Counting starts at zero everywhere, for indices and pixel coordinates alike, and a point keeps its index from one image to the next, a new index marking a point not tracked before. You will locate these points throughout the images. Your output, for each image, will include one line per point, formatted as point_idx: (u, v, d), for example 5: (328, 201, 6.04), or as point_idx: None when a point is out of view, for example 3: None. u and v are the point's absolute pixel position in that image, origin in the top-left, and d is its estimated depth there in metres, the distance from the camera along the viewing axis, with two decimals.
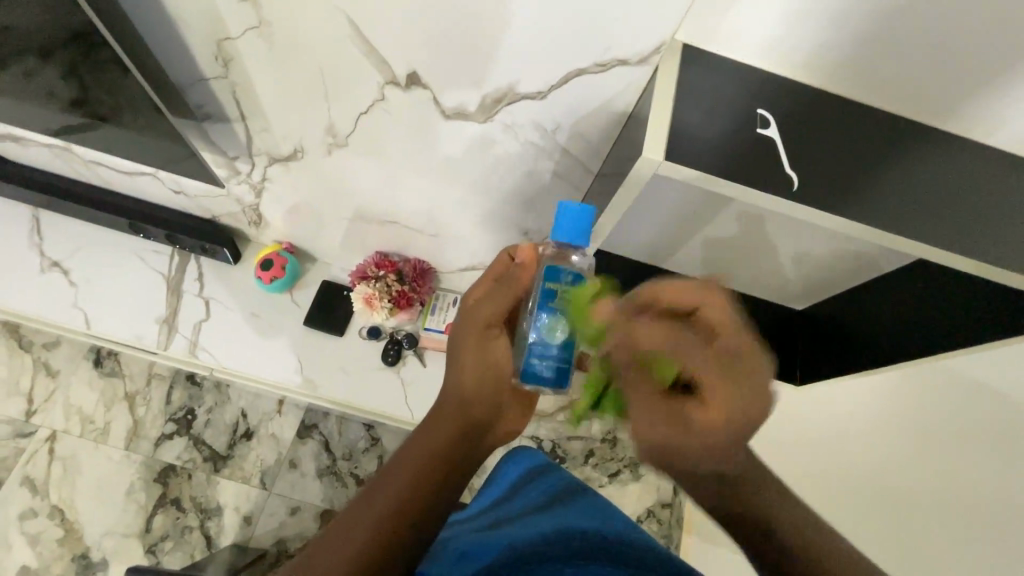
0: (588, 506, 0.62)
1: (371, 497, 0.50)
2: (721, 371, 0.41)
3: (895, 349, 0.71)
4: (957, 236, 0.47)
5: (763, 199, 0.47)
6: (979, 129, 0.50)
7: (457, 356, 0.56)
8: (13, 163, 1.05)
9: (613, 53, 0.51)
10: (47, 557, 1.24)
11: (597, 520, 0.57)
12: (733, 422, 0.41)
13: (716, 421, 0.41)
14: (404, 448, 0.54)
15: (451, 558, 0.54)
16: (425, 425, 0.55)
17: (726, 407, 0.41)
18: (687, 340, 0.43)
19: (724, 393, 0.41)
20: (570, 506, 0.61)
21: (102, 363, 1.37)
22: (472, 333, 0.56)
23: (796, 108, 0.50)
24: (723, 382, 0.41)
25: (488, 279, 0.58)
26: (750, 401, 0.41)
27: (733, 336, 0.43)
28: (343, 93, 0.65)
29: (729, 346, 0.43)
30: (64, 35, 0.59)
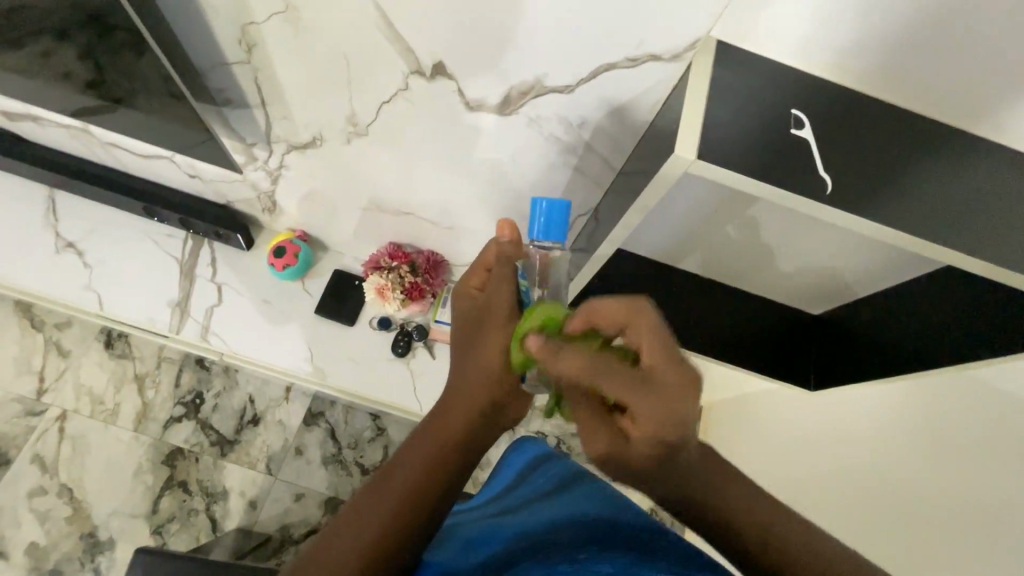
0: (596, 492, 0.59)
1: (382, 484, 0.50)
2: (640, 401, 0.42)
3: (916, 356, 0.70)
4: (993, 245, 0.46)
5: (795, 201, 0.46)
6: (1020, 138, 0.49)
7: (467, 342, 0.57)
8: (30, 143, 1.05)
9: (646, 48, 0.51)
10: (56, 535, 1.25)
11: (605, 501, 0.56)
12: (655, 440, 0.43)
13: (645, 438, 0.44)
14: (417, 433, 0.55)
15: (460, 550, 0.52)
16: (436, 411, 0.55)
17: (647, 428, 0.43)
18: (607, 372, 0.43)
19: (647, 416, 0.42)
20: (576, 490, 0.60)
21: (113, 344, 1.38)
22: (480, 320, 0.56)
23: (831, 109, 0.49)
24: (643, 408, 0.42)
25: (483, 266, 0.60)
26: (669, 422, 0.42)
27: (658, 354, 0.43)
28: (365, 82, 0.64)
29: (652, 366, 0.43)
30: (88, 15, 0.58)
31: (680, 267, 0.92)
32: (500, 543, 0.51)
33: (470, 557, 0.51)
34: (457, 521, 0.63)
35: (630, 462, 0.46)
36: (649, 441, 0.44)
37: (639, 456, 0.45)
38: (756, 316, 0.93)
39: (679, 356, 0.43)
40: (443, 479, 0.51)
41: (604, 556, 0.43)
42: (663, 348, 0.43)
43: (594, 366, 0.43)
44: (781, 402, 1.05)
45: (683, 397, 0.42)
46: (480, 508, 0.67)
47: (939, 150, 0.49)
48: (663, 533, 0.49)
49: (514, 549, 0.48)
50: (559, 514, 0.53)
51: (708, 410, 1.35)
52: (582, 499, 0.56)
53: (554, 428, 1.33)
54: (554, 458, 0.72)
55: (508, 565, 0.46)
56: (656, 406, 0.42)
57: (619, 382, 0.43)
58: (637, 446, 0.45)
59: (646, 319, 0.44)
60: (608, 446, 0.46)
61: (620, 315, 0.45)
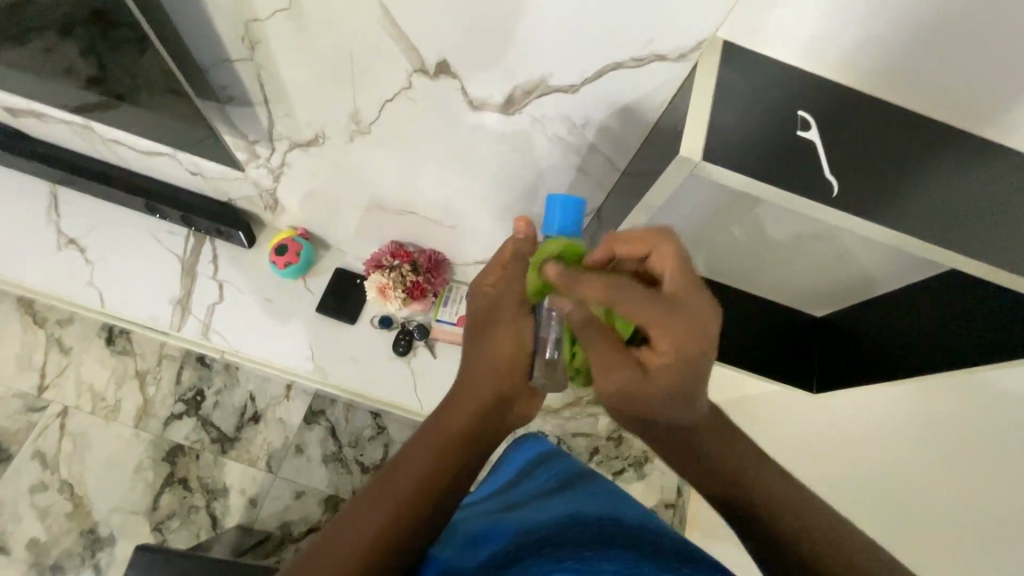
0: (601, 490, 0.58)
1: (385, 485, 0.50)
2: (670, 324, 0.43)
3: (920, 359, 0.70)
4: (1001, 249, 0.46)
5: (802, 203, 0.46)
6: None
7: (482, 342, 0.58)
8: (32, 139, 1.05)
9: (652, 47, 0.50)
10: (56, 531, 1.25)
11: (609, 498, 0.56)
12: (679, 366, 0.45)
13: (668, 363, 0.45)
14: (426, 430, 0.56)
15: (465, 544, 0.52)
16: (445, 405, 0.57)
17: (670, 351, 0.44)
18: (631, 292, 0.42)
19: (671, 340, 0.44)
20: (581, 487, 0.59)
21: (114, 341, 1.38)
22: (496, 320, 0.57)
23: (839, 110, 0.49)
24: (671, 332, 0.43)
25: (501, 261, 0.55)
26: (696, 346, 0.43)
27: (682, 281, 0.43)
28: (368, 80, 0.64)
29: (676, 288, 0.43)
30: (90, 10, 0.58)
31: (683, 268, 0.92)
32: (503, 538, 0.51)
33: (474, 552, 0.50)
34: (460, 516, 0.63)
35: (648, 387, 0.47)
36: (672, 367, 0.45)
37: (658, 384, 0.47)
38: (759, 318, 0.93)
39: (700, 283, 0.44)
40: (446, 481, 0.52)
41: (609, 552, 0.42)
42: (684, 273, 0.43)
43: (618, 288, 0.41)
44: (783, 403, 1.05)
45: (707, 327, 0.43)
46: (482, 505, 0.67)
47: (947, 153, 0.48)
48: (667, 531, 0.49)
49: (517, 544, 0.48)
50: (564, 509, 0.52)
51: (709, 411, 1.35)
52: (585, 496, 0.55)
53: (555, 428, 1.32)
54: (556, 456, 0.72)
55: (512, 558, 0.46)
56: (680, 329, 0.43)
57: (649, 310, 0.42)
58: (658, 375, 0.46)
59: (670, 244, 0.43)
60: (631, 374, 0.47)
61: (645, 242, 0.44)
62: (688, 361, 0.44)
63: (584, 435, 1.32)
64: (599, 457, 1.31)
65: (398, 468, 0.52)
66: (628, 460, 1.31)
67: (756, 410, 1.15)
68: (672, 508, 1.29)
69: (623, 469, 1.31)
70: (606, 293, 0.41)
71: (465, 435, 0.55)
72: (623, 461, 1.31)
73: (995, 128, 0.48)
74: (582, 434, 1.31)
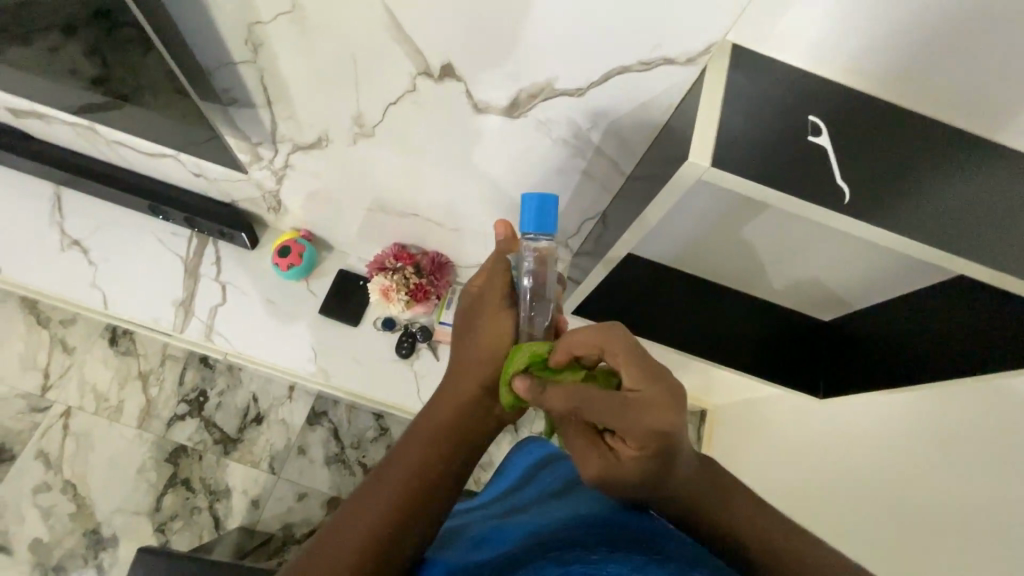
0: None
1: (378, 484, 0.50)
2: (623, 422, 0.44)
3: (927, 365, 0.69)
4: (1016, 258, 0.45)
5: (811, 210, 0.45)
6: None
7: (468, 336, 0.59)
8: (35, 140, 1.05)
9: (660, 51, 0.50)
10: (59, 531, 1.25)
11: None
12: (646, 456, 0.45)
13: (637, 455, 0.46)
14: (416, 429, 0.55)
15: (466, 547, 0.51)
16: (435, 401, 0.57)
17: (634, 443, 0.45)
18: (587, 396, 0.46)
19: (633, 433, 0.44)
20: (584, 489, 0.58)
21: (117, 341, 1.38)
22: (478, 315, 0.59)
23: (849, 114, 0.48)
24: (628, 428, 0.44)
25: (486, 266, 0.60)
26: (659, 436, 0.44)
27: (636, 376, 0.45)
28: (372, 82, 0.63)
29: (631, 387, 0.45)
30: (94, 12, 0.57)
31: (688, 272, 0.91)
32: (504, 540, 0.50)
33: (475, 553, 0.49)
34: (463, 520, 0.62)
35: (624, 481, 0.47)
36: (640, 456, 0.46)
37: (634, 474, 0.47)
38: (765, 322, 0.92)
39: (658, 372, 0.45)
40: (435, 476, 0.51)
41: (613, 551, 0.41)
42: (636, 370, 0.45)
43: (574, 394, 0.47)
44: (788, 407, 1.04)
45: (668, 415, 0.44)
46: (485, 508, 0.66)
47: (959, 158, 0.48)
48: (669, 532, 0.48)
49: (520, 545, 0.47)
50: (566, 512, 0.51)
51: (713, 414, 1.34)
52: (589, 499, 0.54)
53: None
54: (560, 459, 0.70)
55: (513, 560, 0.45)
56: (639, 418, 0.44)
57: (604, 409, 0.45)
58: (630, 463, 0.47)
59: (616, 342, 0.46)
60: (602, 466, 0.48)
61: (595, 344, 0.47)
62: (655, 449, 0.45)
63: None
64: None
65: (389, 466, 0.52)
66: None
67: (761, 413, 1.14)
68: None
69: None
70: (565, 401, 0.47)
71: (450, 429, 0.54)
72: None
73: (1009, 133, 0.47)
74: None
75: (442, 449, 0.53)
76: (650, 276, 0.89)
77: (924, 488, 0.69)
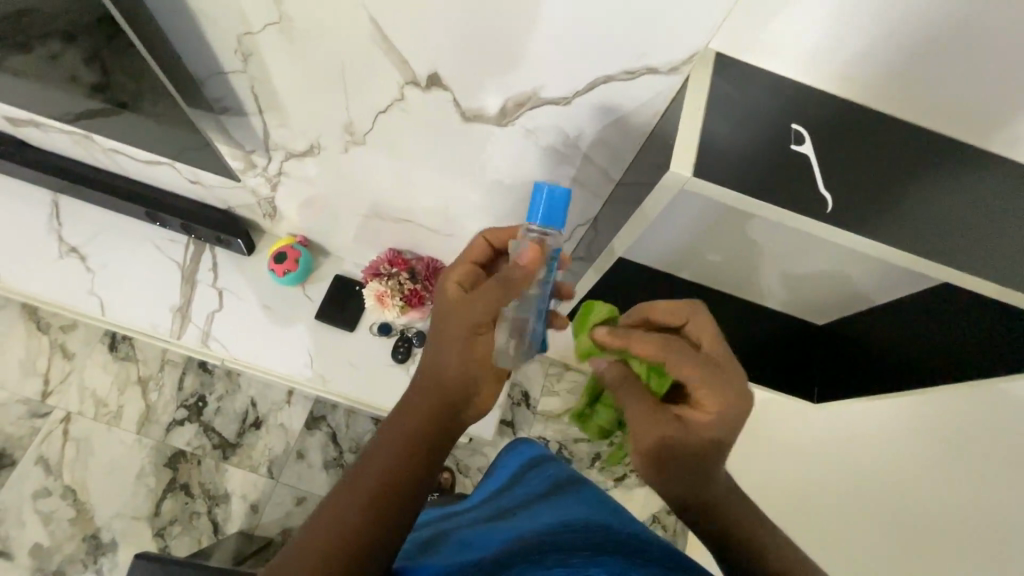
0: (592, 497, 0.57)
1: (352, 489, 0.48)
2: (708, 379, 0.47)
3: (919, 370, 0.69)
4: (1000, 265, 0.45)
5: (794, 219, 0.45)
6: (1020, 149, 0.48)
7: (440, 342, 0.55)
8: (33, 148, 1.06)
9: (643, 61, 0.50)
10: (60, 536, 1.26)
11: (600, 506, 0.54)
12: (717, 422, 0.47)
13: (709, 422, 0.47)
14: (383, 436, 0.53)
15: (453, 550, 0.52)
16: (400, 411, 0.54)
17: (715, 404, 0.47)
18: (682, 348, 0.47)
19: (711, 395, 0.47)
20: (572, 493, 0.58)
21: (117, 347, 1.39)
22: (454, 323, 0.54)
23: (832, 123, 0.48)
24: (713, 390, 0.47)
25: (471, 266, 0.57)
26: (737, 406, 0.46)
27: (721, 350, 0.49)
28: (362, 91, 0.64)
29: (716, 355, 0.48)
30: (87, 24, 0.58)
31: (681, 277, 0.91)
32: (492, 544, 0.50)
33: (461, 557, 0.49)
34: (452, 523, 0.63)
35: (684, 448, 0.48)
36: (712, 422, 0.47)
37: (694, 441, 0.48)
38: (760, 326, 0.92)
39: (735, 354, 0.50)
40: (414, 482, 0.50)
41: (595, 556, 0.41)
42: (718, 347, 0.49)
43: (665, 342, 0.48)
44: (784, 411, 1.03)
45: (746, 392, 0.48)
46: (476, 510, 0.66)
47: (943, 166, 0.48)
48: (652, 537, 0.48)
49: (505, 549, 0.47)
50: (553, 516, 0.51)
51: None
52: (576, 502, 0.54)
53: (556, 434, 1.32)
54: (550, 461, 0.70)
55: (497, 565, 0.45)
56: (721, 381, 0.47)
57: (692, 366, 0.47)
58: (698, 430, 0.48)
59: (704, 316, 0.50)
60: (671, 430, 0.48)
61: (681, 313, 0.51)
62: (727, 421, 0.47)
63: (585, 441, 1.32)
64: (600, 463, 1.31)
65: (364, 470, 0.50)
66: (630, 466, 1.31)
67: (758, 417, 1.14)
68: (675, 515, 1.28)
69: (624, 476, 1.30)
70: (660, 345, 0.47)
71: (421, 436, 0.52)
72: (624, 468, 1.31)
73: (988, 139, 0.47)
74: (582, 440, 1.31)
75: (416, 455, 0.51)
76: (644, 281, 0.90)
77: (920, 494, 0.69)
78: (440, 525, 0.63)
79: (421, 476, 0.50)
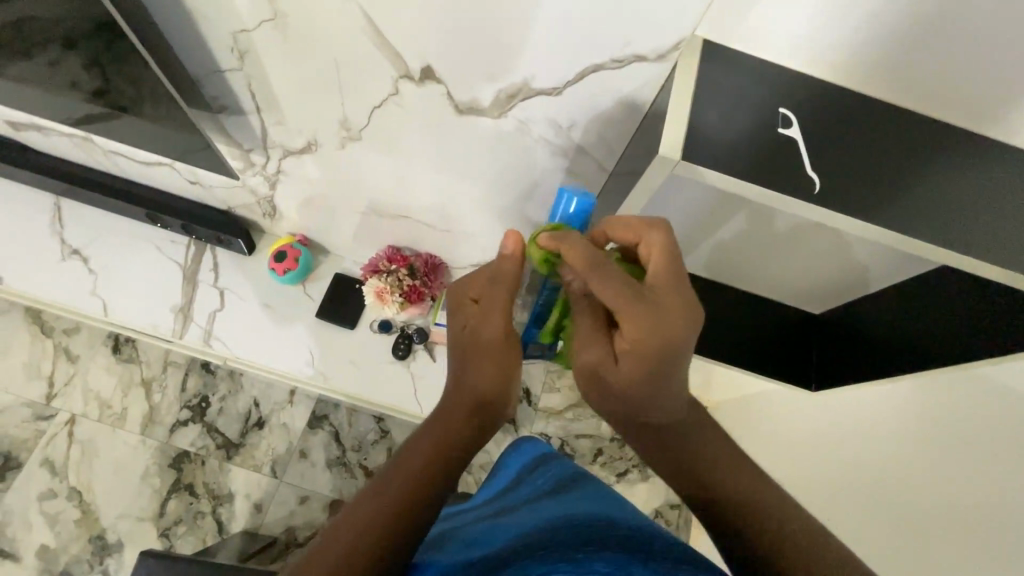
0: (598, 492, 0.54)
1: (352, 511, 0.45)
2: (624, 301, 0.47)
3: (914, 355, 0.69)
4: (990, 244, 0.45)
5: (784, 202, 0.45)
6: (1004, 129, 0.49)
7: (463, 353, 0.56)
8: (35, 152, 1.07)
9: (632, 49, 0.50)
10: (66, 537, 1.26)
11: (607, 500, 0.51)
12: (637, 348, 0.48)
13: (632, 345, 0.48)
14: (410, 442, 0.53)
15: (453, 550, 0.49)
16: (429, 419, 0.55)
17: (630, 335, 0.48)
18: (608, 271, 0.48)
19: (629, 321, 0.47)
20: (579, 488, 0.55)
21: (120, 349, 1.40)
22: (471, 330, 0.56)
23: (818, 106, 0.49)
24: (628, 314, 0.47)
25: (482, 275, 0.58)
26: (653, 333, 0.47)
27: (662, 275, 0.49)
28: (357, 87, 0.64)
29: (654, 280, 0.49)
30: (85, 25, 0.59)
31: None
32: (492, 540, 0.47)
33: (461, 557, 0.46)
34: (454, 522, 0.60)
35: (614, 371, 0.51)
36: (634, 350, 0.48)
37: (622, 370, 0.50)
38: (757, 316, 0.92)
39: (684, 282, 0.49)
40: (428, 489, 0.48)
41: (601, 553, 0.39)
42: (658, 271, 0.49)
43: (592, 261, 0.49)
44: (785, 402, 1.04)
45: (676, 323, 0.47)
46: (479, 509, 0.63)
47: (928, 148, 0.48)
48: (660, 529, 0.45)
49: (507, 547, 0.44)
50: (557, 510, 0.48)
51: (711, 411, 1.34)
52: (582, 496, 0.51)
53: (557, 430, 1.32)
54: (554, 458, 0.67)
55: (499, 564, 0.42)
56: (647, 310, 0.47)
57: (609, 288, 0.48)
58: (622, 357, 0.50)
59: (657, 236, 0.50)
60: (600, 353, 0.52)
61: (636, 232, 0.52)
62: (648, 348, 0.47)
63: (586, 437, 1.32)
64: (602, 458, 1.31)
65: (371, 492, 0.47)
66: (632, 461, 1.31)
67: (758, 409, 1.14)
68: (677, 509, 1.28)
69: (627, 471, 1.31)
70: (585, 260, 0.49)
71: (451, 436, 0.52)
72: (627, 462, 1.31)
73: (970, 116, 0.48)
74: (584, 435, 1.32)
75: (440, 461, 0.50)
76: None
77: (921, 480, 0.69)
78: (443, 524, 0.60)
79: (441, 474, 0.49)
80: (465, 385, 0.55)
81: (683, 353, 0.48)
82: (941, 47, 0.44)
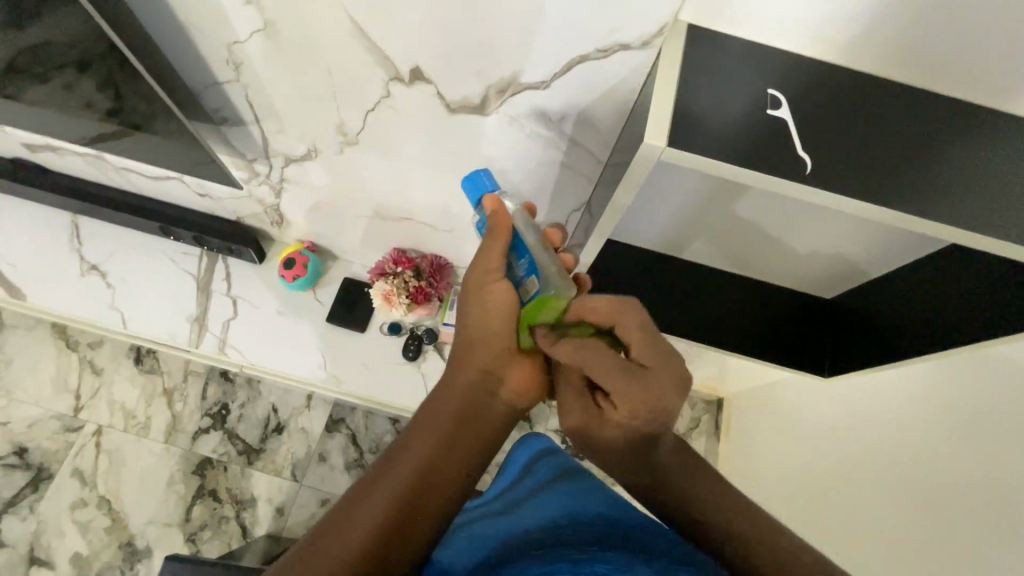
0: (599, 489, 0.53)
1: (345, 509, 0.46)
2: (625, 382, 0.46)
3: (926, 336, 0.67)
4: (993, 218, 0.44)
5: (779, 184, 0.45)
6: (1003, 100, 0.47)
7: (471, 326, 0.54)
8: (52, 172, 1.10)
9: (615, 37, 0.50)
10: (97, 545, 1.30)
11: (607, 498, 0.50)
12: (634, 422, 0.47)
13: (621, 419, 0.48)
14: (418, 421, 0.52)
15: (456, 552, 0.49)
16: (439, 385, 0.54)
17: (627, 412, 0.47)
18: (601, 357, 0.47)
19: (627, 401, 0.46)
20: (579, 484, 0.54)
21: (142, 360, 1.44)
22: (478, 294, 0.53)
23: (811, 86, 0.48)
24: (623, 395, 0.46)
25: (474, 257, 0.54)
26: (650, 410, 0.46)
27: (646, 352, 0.47)
28: (351, 92, 0.65)
29: (642, 358, 0.47)
30: (83, 45, 0.60)
31: (682, 257, 0.90)
32: (496, 540, 0.47)
33: (466, 558, 0.46)
34: (457, 521, 0.59)
35: (605, 434, 0.50)
36: (624, 426, 0.48)
37: (610, 435, 0.50)
38: (768, 304, 0.90)
39: (669, 357, 0.47)
40: (433, 489, 0.48)
41: (601, 552, 0.39)
42: (652, 348, 0.47)
43: (589, 349, 0.47)
44: (802, 392, 1.02)
45: (667, 397, 0.46)
46: (483, 505, 0.62)
47: (924, 124, 0.47)
48: (657, 526, 0.45)
49: (509, 547, 0.44)
50: (559, 508, 0.48)
51: (726, 403, 1.32)
52: (583, 493, 0.51)
53: None
54: (557, 454, 0.66)
55: (501, 565, 0.42)
56: (643, 392, 0.46)
57: (614, 369, 0.46)
58: (610, 427, 0.49)
59: (632, 319, 0.48)
60: (586, 421, 0.51)
61: (610, 314, 0.49)
62: (642, 420, 0.47)
63: None
64: None
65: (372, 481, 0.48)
66: None
67: (775, 399, 1.12)
68: None
69: None
70: (577, 348, 0.48)
71: (460, 422, 0.52)
72: None
73: (959, 84, 0.47)
74: None
75: (459, 439, 0.51)
76: (647, 264, 0.89)
77: (937, 465, 0.68)
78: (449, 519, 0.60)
79: (455, 467, 0.50)
80: (478, 362, 0.53)
81: (669, 419, 0.47)
82: (932, 21, 0.43)
